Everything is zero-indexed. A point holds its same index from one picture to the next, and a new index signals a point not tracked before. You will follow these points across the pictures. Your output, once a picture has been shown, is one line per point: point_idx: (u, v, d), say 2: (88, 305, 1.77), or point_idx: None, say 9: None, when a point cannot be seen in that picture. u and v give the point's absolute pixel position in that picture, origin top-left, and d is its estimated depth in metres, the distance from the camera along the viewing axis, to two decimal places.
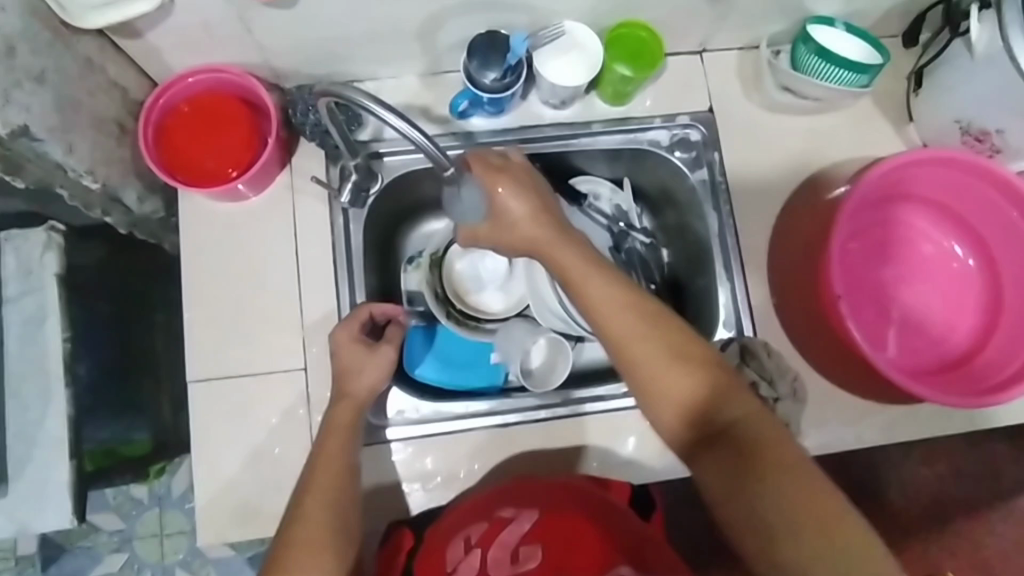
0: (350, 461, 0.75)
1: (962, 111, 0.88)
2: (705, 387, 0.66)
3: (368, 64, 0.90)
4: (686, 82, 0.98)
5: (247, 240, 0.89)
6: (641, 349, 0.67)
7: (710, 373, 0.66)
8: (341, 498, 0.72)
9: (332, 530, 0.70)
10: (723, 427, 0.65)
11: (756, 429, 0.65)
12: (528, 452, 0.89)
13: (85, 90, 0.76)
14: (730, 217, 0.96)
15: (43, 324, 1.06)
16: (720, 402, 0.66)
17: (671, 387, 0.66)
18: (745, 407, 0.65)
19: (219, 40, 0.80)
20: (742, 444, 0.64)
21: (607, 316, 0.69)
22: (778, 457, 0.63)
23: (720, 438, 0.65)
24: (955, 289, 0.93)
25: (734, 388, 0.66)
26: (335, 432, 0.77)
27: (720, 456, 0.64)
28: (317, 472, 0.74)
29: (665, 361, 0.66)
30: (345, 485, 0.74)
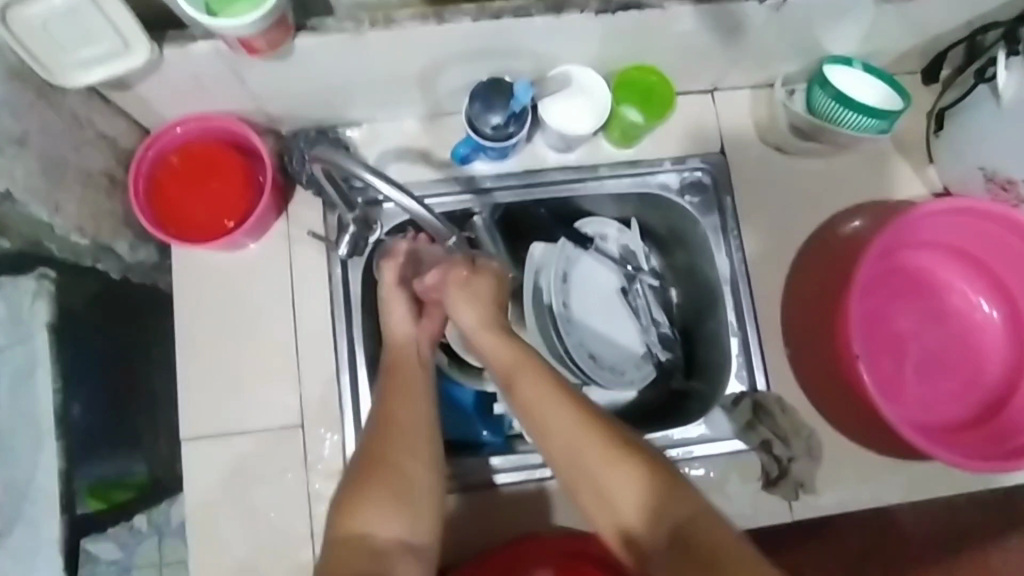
0: (424, 375, 0.73)
1: (987, 158, 0.85)
2: (644, 489, 0.61)
3: (366, 109, 0.87)
4: (697, 122, 0.94)
5: (241, 292, 0.86)
6: (577, 455, 0.63)
7: (652, 475, 0.61)
8: (415, 410, 0.70)
9: (411, 445, 0.68)
10: (671, 534, 0.60)
11: (708, 531, 0.59)
12: (537, 512, 0.86)
13: (72, 146, 0.73)
14: (742, 263, 0.93)
15: (31, 376, 1.02)
16: (663, 506, 0.60)
17: (604, 487, 0.62)
18: (694, 508, 0.60)
19: (211, 90, 0.77)
20: (692, 552, 0.59)
21: (541, 422, 0.65)
22: (734, 561, 0.58)
23: (668, 547, 0.60)
24: (979, 341, 0.89)
25: (675, 489, 0.61)
26: (400, 351, 0.75)
27: (674, 565, 0.59)
28: (387, 395, 0.71)
29: (599, 469, 0.62)
30: (419, 395, 0.71)
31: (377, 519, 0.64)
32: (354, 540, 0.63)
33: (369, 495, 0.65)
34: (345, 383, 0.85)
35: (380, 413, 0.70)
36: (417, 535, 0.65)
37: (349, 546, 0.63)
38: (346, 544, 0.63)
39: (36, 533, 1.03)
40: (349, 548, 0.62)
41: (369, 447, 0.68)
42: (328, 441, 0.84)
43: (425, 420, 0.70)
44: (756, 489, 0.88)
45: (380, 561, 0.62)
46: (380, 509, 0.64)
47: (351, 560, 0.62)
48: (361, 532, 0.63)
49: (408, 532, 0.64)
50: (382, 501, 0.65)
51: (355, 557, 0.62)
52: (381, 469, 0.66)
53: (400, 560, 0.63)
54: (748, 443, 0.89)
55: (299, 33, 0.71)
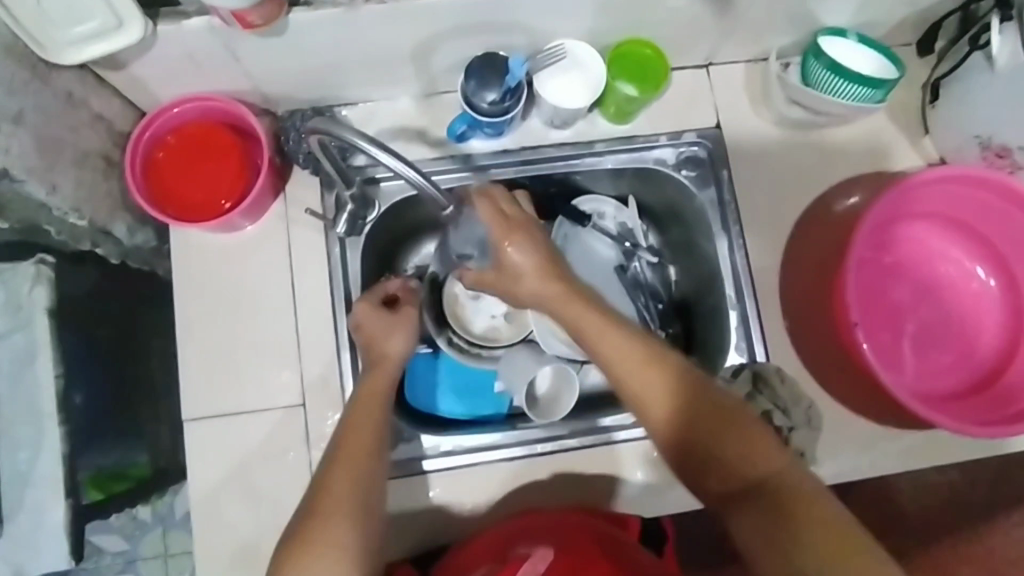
0: (377, 433, 0.72)
1: (982, 126, 0.85)
2: (732, 438, 0.65)
3: (361, 88, 0.87)
4: (692, 97, 0.94)
5: (240, 273, 0.86)
6: (665, 402, 0.66)
7: (739, 427, 0.65)
8: (369, 474, 0.69)
9: (356, 502, 0.66)
10: (755, 483, 0.63)
11: (793, 482, 0.62)
12: (537, 486, 0.87)
13: (68, 126, 0.73)
14: (740, 237, 0.93)
15: (33, 362, 1.03)
16: (747, 457, 0.64)
17: (691, 436, 0.65)
18: (777, 461, 0.64)
19: (206, 69, 0.77)
20: (776, 501, 0.61)
21: (622, 373, 0.67)
22: (819, 509, 0.60)
23: (752, 495, 0.63)
24: (977, 311, 0.90)
25: (762, 441, 0.64)
26: (360, 415, 0.73)
27: (758, 512, 0.62)
28: (343, 453, 0.70)
29: (689, 418, 0.65)
30: (374, 461, 0.70)
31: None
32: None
33: (314, 552, 0.61)
34: (346, 362, 0.85)
35: (331, 475, 0.68)
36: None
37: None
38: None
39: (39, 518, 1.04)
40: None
41: (317, 503, 0.66)
42: (329, 420, 0.84)
43: (371, 482, 0.68)
44: None
45: None
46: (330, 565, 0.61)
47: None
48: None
49: None
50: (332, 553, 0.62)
51: None
52: (334, 523, 0.64)
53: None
54: None
55: (292, 8, 0.71)
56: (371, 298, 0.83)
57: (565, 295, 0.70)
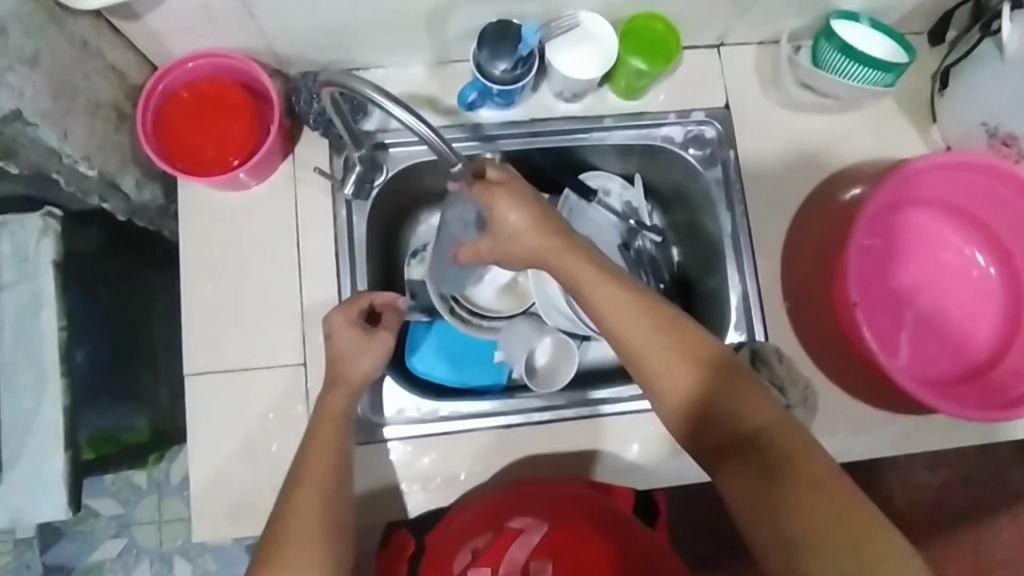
0: (340, 454, 0.73)
1: (990, 114, 0.85)
2: (724, 390, 0.65)
3: (373, 53, 0.88)
4: (702, 77, 0.95)
5: (247, 231, 0.87)
6: (661, 353, 0.66)
7: (733, 381, 0.65)
8: (337, 492, 0.70)
9: (306, 533, 0.66)
10: (745, 435, 0.64)
11: (782, 435, 0.63)
12: (531, 455, 0.87)
13: (80, 74, 0.74)
14: (744, 218, 0.93)
15: (37, 314, 1.01)
16: (737, 411, 0.64)
17: (685, 386, 0.66)
18: (768, 415, 0.64)
19: (221, 24, 0.78)
20: (766, 453, 0.62)
21: (617, 326, 0.68)
22: (808, 462, 0.61)
23: (741, 447, 0.64)
24: (976, 298, 0.90)
25: (757, 395, 0.65)
26: (323, 435, 0.74)
27: (747, 463, 0.63)
28: (297, 489, 0.70)
29: (687, 369, 0.66)
30: (340, 480, 0.72)
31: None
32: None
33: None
34: None
35: (296, 494, 0.69)
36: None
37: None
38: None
39: (38, 470, 1.02)
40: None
41: (285, 522, 0.67)
42: None
43: (336, 501, 0.70)
44: None
45: None
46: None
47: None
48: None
49: None
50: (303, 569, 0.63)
51: None
52: (303, 539, 0.65)
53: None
54: None
55: None
56: (348, 314, 0.82)
57: (561, 246, 0.71)
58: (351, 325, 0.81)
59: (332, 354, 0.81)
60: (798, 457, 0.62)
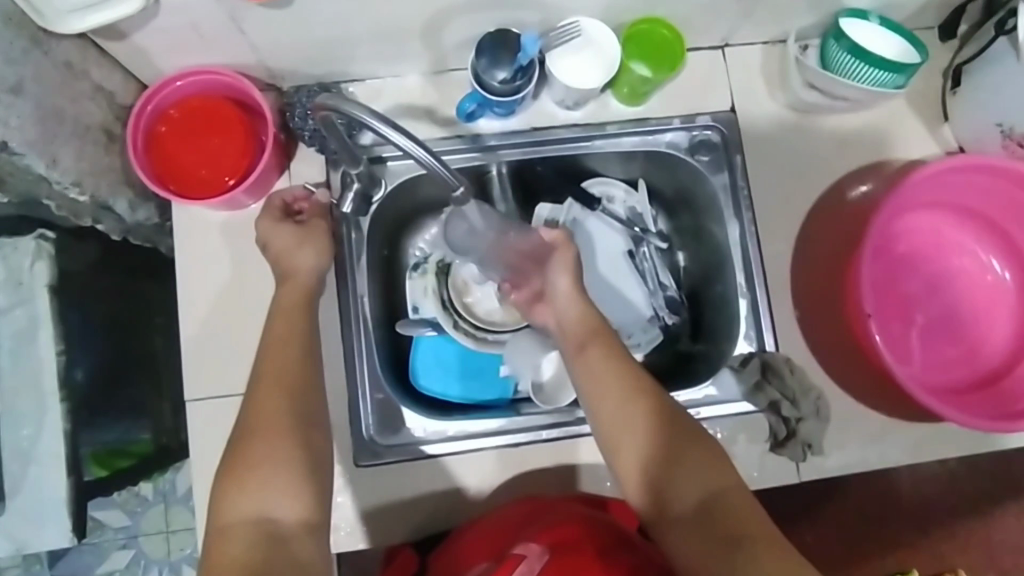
0: (301, 357, 0.70)
1: (1005, 114, 0.83)
2: (688, 454, 0.66)
3: (368, 64, 0.85)
4: (707, 80, 0.92)
5: (244, 251, 0.85)
6: (637, 412, 0.68)
7: (698, 446, 0.67)
8: (303, 402, 0.68)
9: (276, 422, 0.65)
10: (704, 501, 0.64)
11: (741, 504, 0.64)
12: (539, 472, 0.86)
13: (67, 98, 0.72)
14: (752, 224, 0.91)
15: (35, 336, 1.00)
16: (700, 476, 0.65)
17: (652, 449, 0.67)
18: (729, 484, 0.65)
19: (211, 41, 0.75)
20: (723, 519, 0.63)
21: (596, 378, 0.70)
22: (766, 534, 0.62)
23: (700, 513, 0.64)
24: (989, 304, 0.89)
25: (720, 462, 0.66)
26: (270, 378, 0.68)
27: (705, 531, 0.63)
28: (259, 391, 0.67)
29: (659, 430, 0.67)
30: (302, 377, 0.69)
31: (275, 500, 0.62)
32: (250, 522, 0.61)
33: (259, 473, 0.63)
34: (351, 340, 0.86)
35: (258, 406, 0.66)
36: (313, 514, 0.63)
37: (245, 529, 0.60)
38: (235, 531, 0.60)
39: (41, 494, 1.03)
40: (245, 531, 0.60)
41: (250, 424, 0.65)
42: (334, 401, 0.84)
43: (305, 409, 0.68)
44: (765, 450, 0.87)
45: (277, 545, 0.60)
46: (276, 489, 0.62)
47: (248, 543, 0.59)
48: (250, 513, 0.61)
49: (302, 508, 0.63)
50: (274, 478, 0.63)
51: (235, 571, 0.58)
52: (267, 443, 0.64)
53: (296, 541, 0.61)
54: (756, 404, 0.88)
55: None
56: (274, 215, 0.80)
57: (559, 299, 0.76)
58: (279, 225, 0.79)
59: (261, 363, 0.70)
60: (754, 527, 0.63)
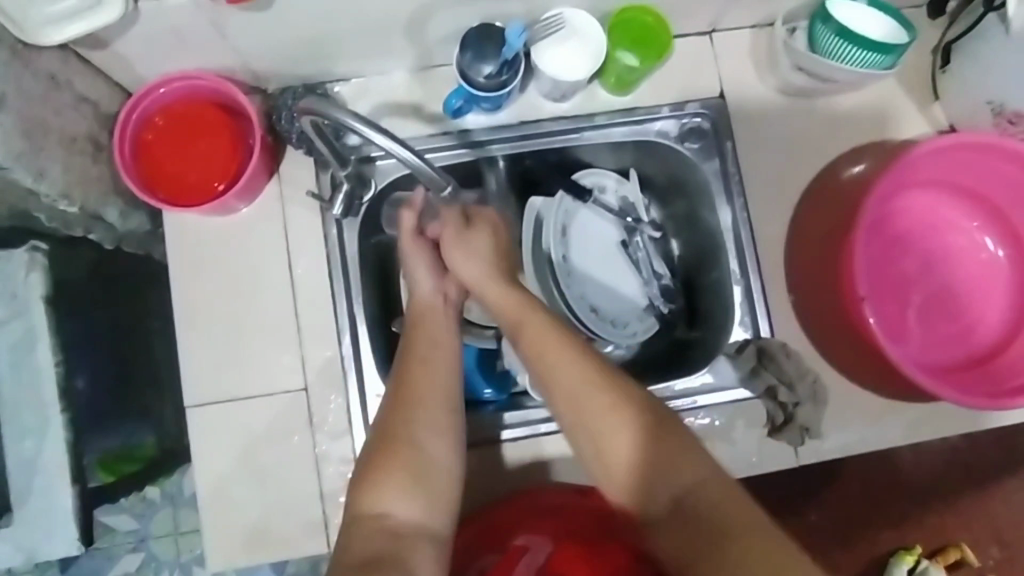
0: (444, 387, 0.71)
1: (995, 91, 0.82)
2: (657, 449, 0.63)
3: (353, 63, 0.85)
4: (695, 67, 0.92)
5: (237, 256, 0.85)
6: (583, 410, 0.65)
7: (666, 439, 0.63)
8: (439, 420, 0.68)
9: (426, 418, 0.68)
10: (683, 496, 0.61)
11: (719, 496, 0.61)
12: (538, 466, 0.86)
13: (51, 109, 0.71)
14: (744, 210, 0.91)
15: (32, 348, 1.01)
16: (672, 472, 0.62)
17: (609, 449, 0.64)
18: (706, 475, 0.62)
19: (193, 46, 0.75)
20: (702, 516, 0.60)
21: (553, 376, 0.67)
22: (745, 523, 0.59)
23: (678, 510, 0.61)
24: (984, 282, 0.89)
25: (693, 454, 0.62)
26: (419, 377, 0.71)
27: (678, 524, 0.61)
28: (406, 382, 0.70)
29: (610, 429, 0.64)
30: (448, 390, 0.71)
31: (400, 499, 0.63)
32: (372, 518, 0.62)
33: (389, 474, 0.64)
34: (346, 342, 0.85)
35: (397, 409, 0.68)
36: (433, 519, 0.64)
37: (372, 522, 0.62)
38: (368, 522, 0.62)
39: (47, 505, 1.03)
40: (369, 526, 0.62)
41: (391, 419, 0.68)
42: (333, 402, 0.84)
43: (451, 437, 0.69)
44: (764, 435, 0.87)
45: (400, 540, 0.61)
46: (398, 488, 0.64)
47: (370, 539, 0.60)
48: (378, 512, 0.62)
49: (423, 513, 0.64)
50: (403, 487, 0.64)
51: (375, 536, 0.61)
52: (399, 454, 0.65)
53: (414, 538, 0.61)
54: (752, 390, 0.88)
55: None
56: (413, 240, 0.79)
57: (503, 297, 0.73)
58: (429, 259, 0.79)
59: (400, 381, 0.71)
60: (741, 521, 0.59)
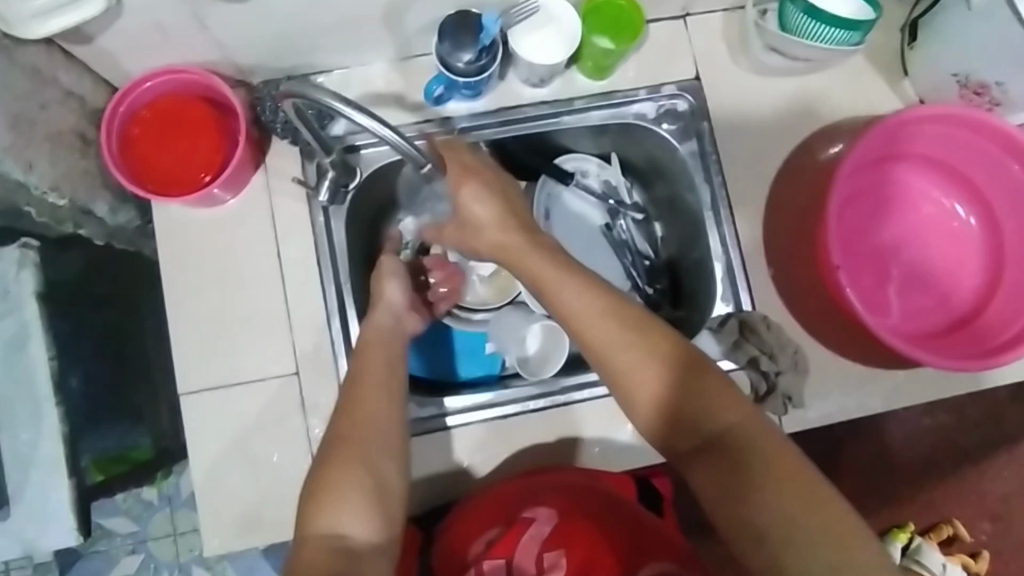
0: (394, 416, 0.70)
1: (960, 64, 0.85)
2: (692, 389, 0.65)
3: (335, 54, 0.87)
4: (669, 50, 0.94)
5: (225, 245, 0.87)
6: (627, 359, 0.66)
7: (702, 379, 0.65)
8: (388, 442, 0.67)
9: (375, 439, 0.67)
10: (716, 435, 0.64)
11: (750, 433, 0.63)
12: (529, 444, 0.87)
13: (39, 104, 0.73)
14: (722, 187, 0.93)
15: (26, 344, 0.98)
16: (707, 409, 0.64)
17: (659, 397, 0.66)
18: (737, 413, 0.64)
19: (176, 40, 0.76)
20: (734, 452, 0.63)
21: (581, 321, 0.69)
22: (778, 458, 0.62)
23: (710, 447, 0.64)
24: (958, 249, 0.91)
25: (726, 392, 0.65)
26: (368, 389, 0.71)
27: (712, 461, 0.64)
28: (357, 395, 0.70)
29: (642, 361, 0.66)
30: (390, 408, 0.70)
31: (346, 518, 0.62)
32: (323, 539, 0.61)
33: (338, 493, 0.63)
34: (336, 327, 0.87)
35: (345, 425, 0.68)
36: (385, 539, 0.63)
37: (318, 547, 0.60)
38: (318, 542, 0.60)
39: (46, 496, 1.00)
40: (317, 545, 0.60)
41: (340, 438, 0.67)
42: (324, 386, 0.86)
43: (400, 461, 0.68)
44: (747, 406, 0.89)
45: (349, 559, 0.59)
46: (350, 509, 0.62)
47: (320, 559, 0.59)
48: (331, 531, 0.61)
49: (375, 532, 0.63)
50: (352, 502, 0.63)
51: (324, 555, 0.59)
52: (352, 472, 0.64)
53: (368, 559, 0.60)
54: (736, 361, 0.90)
55: None
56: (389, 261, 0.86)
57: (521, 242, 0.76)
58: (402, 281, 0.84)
59: (349, 399, 0.70)
60: (771, 454, 0.62)
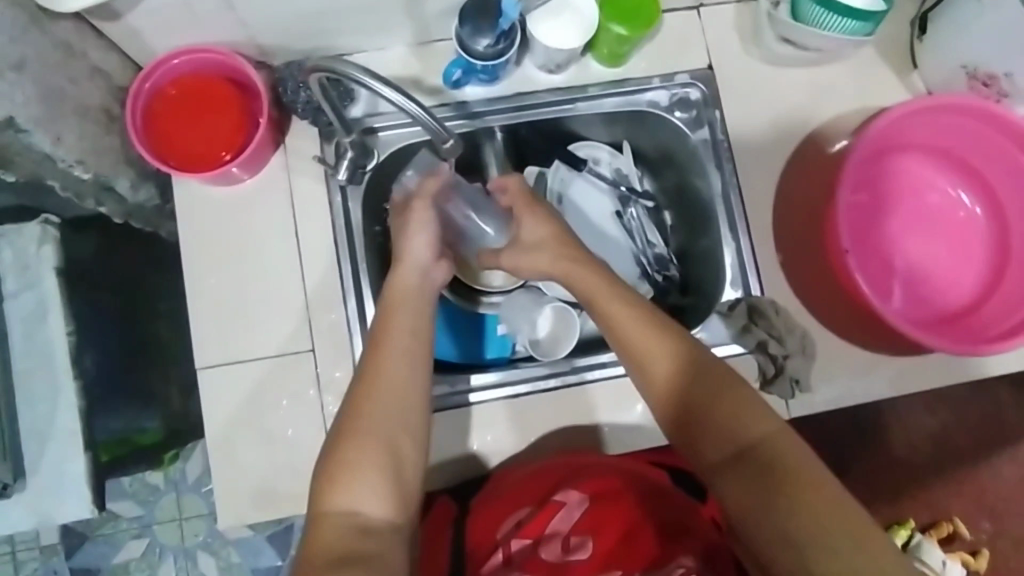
0: (413, 386, 0.69)
1: (969, 56, 0.86)
2: (725, 401, 0.67)
3: (356, 37, 0.88)
4: (683, 40, 0.95)
5: (243, 223, 0.88)
6: (663, 367, 0.69)
7: (736, 394, 0.67)
8: (405, 415, 0.67)
9: (392, 409, 0.67)
10: (746, 446, 0.65)
11: (781, 447, 0.64)
12: (540, 423, 0.88)
13: (67, 77, 0.75)
14: (733, 174, 0.94)
15: (44, 320, 1.05)
16: (740, 421, 0.66)
17: (692, 406, 0.68)
18: (767, 427, 0.66)
19: (201, 18, 0.78)
20: (764, 463, 0.64)
21: (623, 331, 0.70)
22: (807, 473, 0.62)
23: (741, 457, 0.65)
24: (964, 238, 0.92)
25: (758, 407, 0.67)
26: (386, 354, 0.70)
27: (742, 471, 0.64)
28: (376, 360, 0.70)
29: (679, 370, 0.69)
30: (407, 376, 0.69)
31: (363, 495, 0.64)
32: (339, 516, 0.63)
33: (356, 470, 0.64)
34: (351, 305, 0.88)
35: (363, 394, 0.68)
36: (400, 515, 0.65)
37: (336, 522, 0.62)
38: (335, 518, 0.63)
39: (60, 470, 1.06)
40: (335, 522, 0.62)
41: (357, 410, 0.67)
42: (339, 363, 0.87)
43: (419, 433, 0.68)
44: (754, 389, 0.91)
45: (365, 535, 0.62)
46: (366, 486, 0.64)
47: (336, 536, 0.61)
48: (348, 508, 0.63)
49: (391, 507, 0.64)
50: (368, 480, 0.64)
51: (342, 530, 0.62)
52: (367, 450, 0.65)
53: (382, 535, 0.63)
54: (744, 345, 0.91)
55: None
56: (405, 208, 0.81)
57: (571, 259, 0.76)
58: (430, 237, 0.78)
59: (369, 366, 0.70)
60: (800, 468, 0.63)
